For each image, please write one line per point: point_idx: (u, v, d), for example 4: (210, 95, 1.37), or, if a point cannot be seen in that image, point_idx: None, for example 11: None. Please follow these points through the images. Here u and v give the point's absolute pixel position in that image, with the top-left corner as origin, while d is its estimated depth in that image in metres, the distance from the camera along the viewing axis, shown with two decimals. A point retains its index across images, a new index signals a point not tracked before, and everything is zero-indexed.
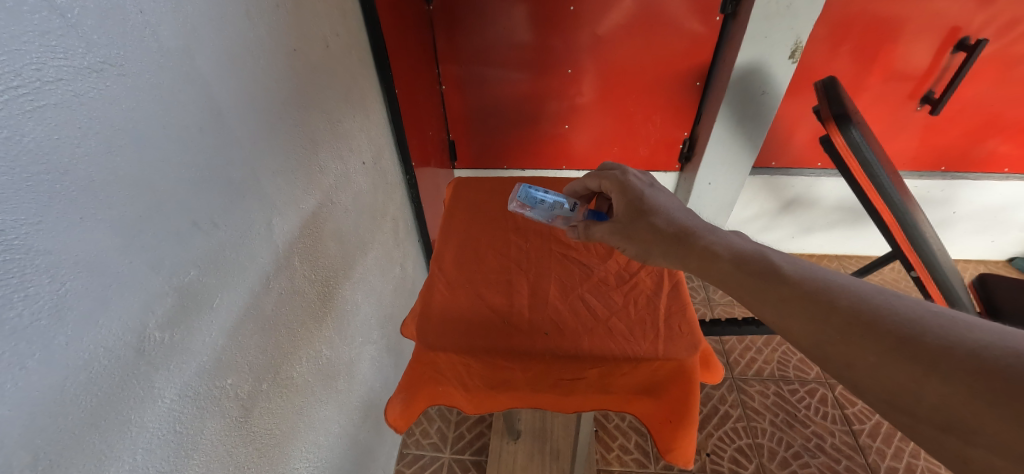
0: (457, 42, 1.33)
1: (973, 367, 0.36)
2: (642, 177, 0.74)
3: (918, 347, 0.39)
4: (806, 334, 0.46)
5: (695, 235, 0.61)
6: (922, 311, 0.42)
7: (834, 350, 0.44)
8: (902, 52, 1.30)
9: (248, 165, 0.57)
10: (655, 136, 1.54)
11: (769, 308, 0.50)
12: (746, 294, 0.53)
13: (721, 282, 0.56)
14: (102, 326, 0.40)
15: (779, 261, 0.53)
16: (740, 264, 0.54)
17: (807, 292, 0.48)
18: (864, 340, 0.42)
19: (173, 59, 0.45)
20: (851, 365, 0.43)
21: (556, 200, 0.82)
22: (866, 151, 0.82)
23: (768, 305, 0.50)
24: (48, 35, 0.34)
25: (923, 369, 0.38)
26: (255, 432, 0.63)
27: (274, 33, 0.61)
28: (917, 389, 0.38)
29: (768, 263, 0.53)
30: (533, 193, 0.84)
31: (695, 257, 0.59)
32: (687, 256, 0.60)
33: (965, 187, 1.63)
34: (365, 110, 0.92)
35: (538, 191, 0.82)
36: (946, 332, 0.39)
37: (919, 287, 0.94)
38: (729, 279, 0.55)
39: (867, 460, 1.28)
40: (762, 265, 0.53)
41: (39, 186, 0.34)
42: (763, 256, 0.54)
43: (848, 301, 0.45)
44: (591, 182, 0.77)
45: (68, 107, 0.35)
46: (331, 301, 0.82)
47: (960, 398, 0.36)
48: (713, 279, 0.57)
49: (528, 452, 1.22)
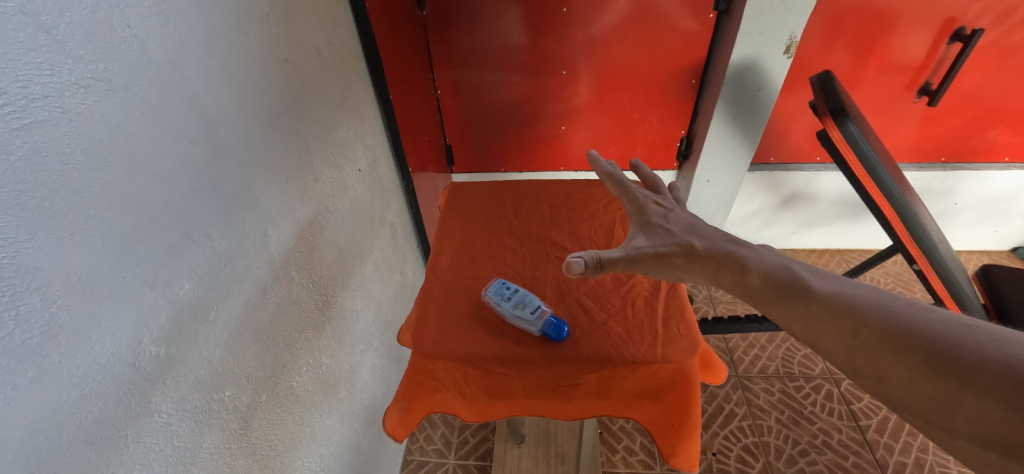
0: (451, 47, 1.34)
1: (1011, 382, 0.36)
2: (667, 198, 0.76)
3: (950, 363, 0.40)
4: (835, 345, 0.48)
5: (728, 247, 0.61)
6: (955, 325, 0.42)
7: (865, 364, 0.45)
8: (899, 43, 1.30)
9: (241, 175, 0.57)
10: (652, 135, 1.53)
11: (799, 322, 0.52)
12: (775, 308, 0.54)
13: (751, 297, 0.57)
14: (95, 343, 0.39)
15: (806, 275, 0.54)
16: (769, 278, 0.56)
17: (836, 307, 0.49)
18: (897, 354, 0.43)
19: (163, 72, 0.45)
20: (884, 377, 0.44)
21: (524, 299, 0.71)
22: (864, 144, 0.81)
23: (796, 319, 0.52)
24: (33, 53, 0.34)
25: (957, 384, 0.39)
26: (254, 444, 0.62)
27: (266, 44, 0.62)
28: (953, 403, 0.39)
29: (795, 277, 0.54)
30: (503, 291, 0.73)
31: (727, 270, 0.59)
32: (720, 269, 0.60)
33: (966, 177, 1.62)
34: (360, 117, 0.92)
35: (509, 288, 0.72)
36: (981, 345, 0.40)
37: (922, 282, 0.92)
38: (762, 294, 0.56)
39: (874, 456, 1.27)
40: (789, 279, 0.55)
41: (28, 203, 0.34)
42: (789, 270, 0.56)
43: (878, 314, 0.46)
44: (623, 177, 0.76)
45: (55, 124, 0.35)
46: (331, 310, 0.83)
47: (998, 412, 0.36)
48: (746, 292, 0.57)
49: (532, 455, 1.22)
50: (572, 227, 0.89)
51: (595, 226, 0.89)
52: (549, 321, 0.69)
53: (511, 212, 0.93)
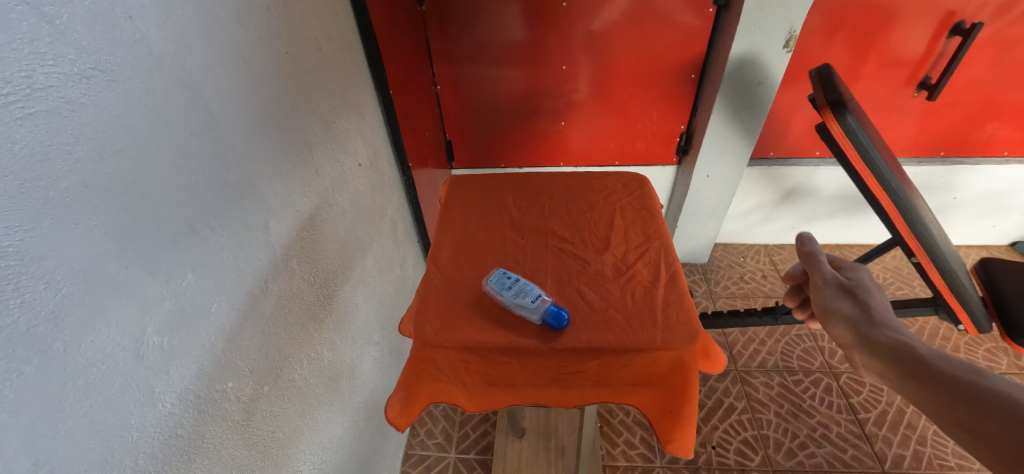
0: (451, 42, 1.34)
1: None
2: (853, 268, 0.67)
3: None
4: (974, 437, 0.42)
5: (873, 316, 0.56)
6: None
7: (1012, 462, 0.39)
8: (898, 38, 1.30)
9: (243, 168, 0.57)
10: (652, 131, 1.53)
11: (935, 408, 0.46)
12: (908, 390, 0.49)
13: (883, 374, 0.52)
14: (100, 332, 0.40)
15: (945, 355, 0.49)
16: (899, 353, 0.51)
17: (979, 394, 0.44)
18: None
19: (165, 63, 0.45)
20: None
21: (525, 288, 0.71)
22: (863, 137, 0.81)
23: (929, 403, 0.47)
24: (37, 43, 0.34)
25: None
26: (257, 436, 0.63)
27: (267, 37, 0.62)
28: None
29: (932, 355, 0.49)
30: (504, 280, 0.73)
31: (861, 343, 0.55)
32: (860, 340, 0.55)
33: (965, 172, 1.62)
34: (360, 112, 0.92)
35: (509, 277, 0.72)
36: None
37: (922, 275, 0.92)
38: (891, 374, 0.51)
39: (873, 449, 1.27)
40: (922, 356, 0.49)
41: (32, 192, 0.34)
42: (926, 348, 0.50)
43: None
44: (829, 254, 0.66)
45: (58, 113, 0.35)
46: (332, 303, 0.83)
47: None
48: (878, 371, 0.53)
49: (532, 449, 1.22)
50: (572, 218, 0.89)
51: (594, 218, 0.89)
52: (549, 308, 0.69)
53: (511, 204, 0.93)
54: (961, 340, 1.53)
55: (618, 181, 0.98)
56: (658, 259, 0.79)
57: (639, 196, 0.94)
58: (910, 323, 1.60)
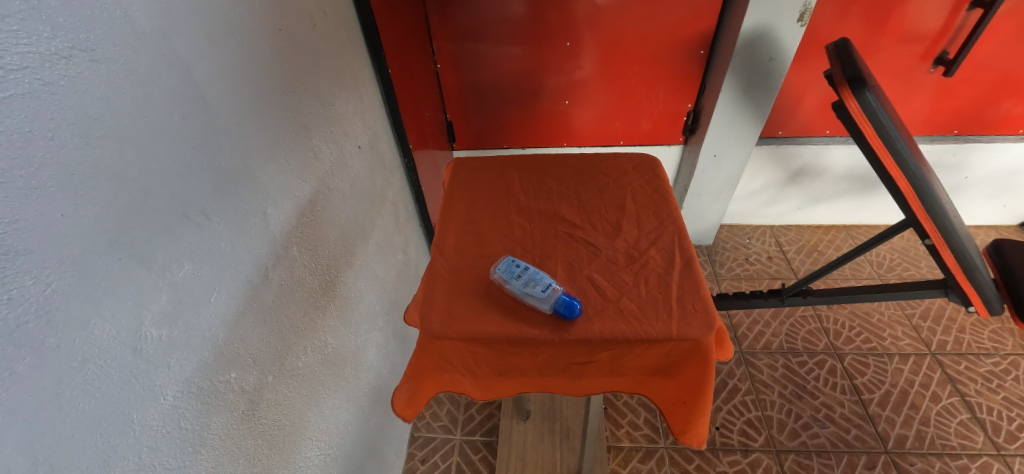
0: (450, 18, 1.29)
1: None
2: None
3: None
4: None
5: None
6: None
7: None
8: (916, 11, 1.25)
9: (238, 152, 0.55)
10: (658, 109, 1.50)
11: None
12: None
13: None
14: (95, 326, 0.38)
15: None
16: None
17: None
18: None
19: (151, 43, 0.42)
20: None
21: (536, 275, 0.69)
22: (882, 115, 0.78)
23: None
24: (9, 19, 0.31)
25: None
26: (263, 425, 0.62)
27: (259, 13, 0.59)
28: None
29: None
30: (513, 268, 0.71)
31: None
32: None
33: (978, 150, 1.59)
34: (358, 92, 0.89)
35: (520, 265, 0.71)
36: None
37: (936, 257, 0.89)
38: None
39: (875, 429, 1.28)
40: None
41: (12, 183, 0.32)
42: None
43: None
44: None
45: (36, 96, 0.33)
46: (335, 290, 0.81)
47: None
48: None
49: (537, 431, 1.24)
50: (580, 202, 0.87)
51: (605, 202, 0.87)
52: (560, 294, 0.68)
53: (517, 189, 0.90)
54: (967, 321, 1.53)
55: (628, 164, 0.95)
56: (671, 244, 0.77)
57: (650, 180, 0.91)
58: (916, 303, 1.59)
